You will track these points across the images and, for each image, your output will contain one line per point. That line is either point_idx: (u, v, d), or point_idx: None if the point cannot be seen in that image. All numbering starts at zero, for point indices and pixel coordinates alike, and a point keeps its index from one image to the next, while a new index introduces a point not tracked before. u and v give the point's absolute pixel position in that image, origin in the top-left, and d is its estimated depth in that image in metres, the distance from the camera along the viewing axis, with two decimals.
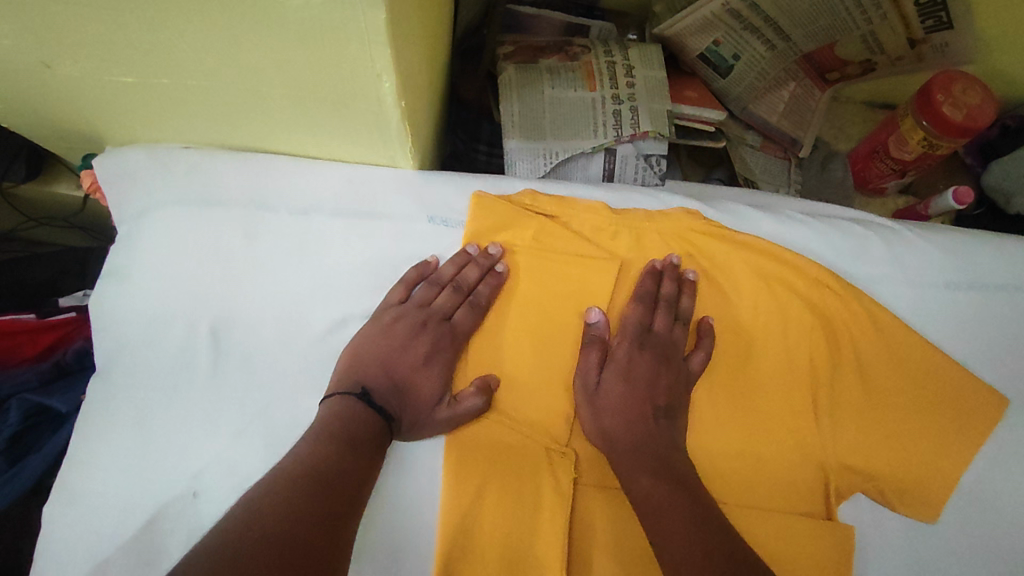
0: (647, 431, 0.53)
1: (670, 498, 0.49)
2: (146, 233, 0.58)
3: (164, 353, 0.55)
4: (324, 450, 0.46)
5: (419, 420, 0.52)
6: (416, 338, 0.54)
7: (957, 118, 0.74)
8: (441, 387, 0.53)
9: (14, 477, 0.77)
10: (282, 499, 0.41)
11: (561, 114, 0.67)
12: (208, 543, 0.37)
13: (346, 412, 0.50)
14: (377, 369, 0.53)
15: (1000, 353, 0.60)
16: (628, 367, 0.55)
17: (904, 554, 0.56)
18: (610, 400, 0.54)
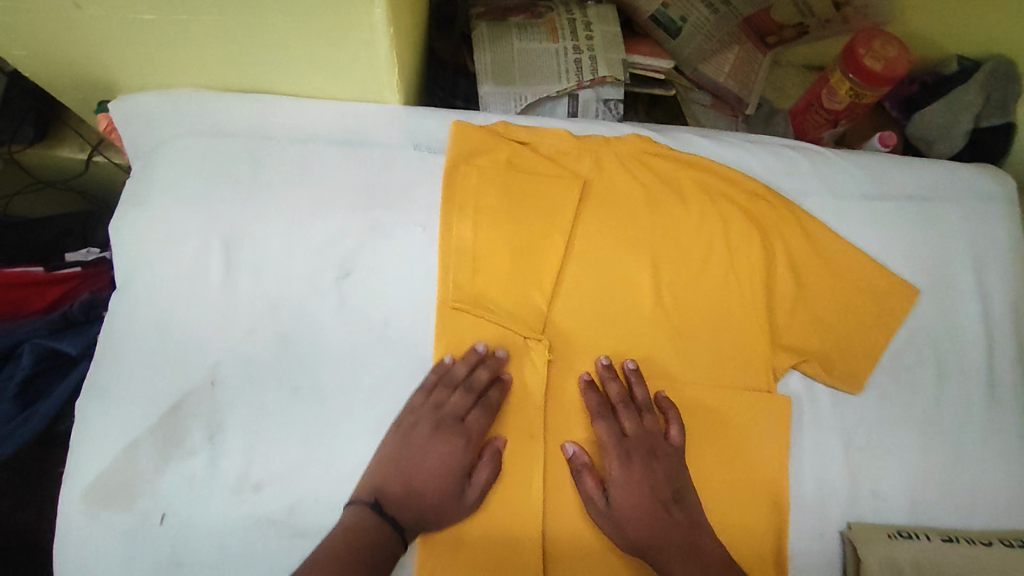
0: (672, 542, 0.58)
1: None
2: (161, 162, 0.64)
3: (179, 266, 0.62)
4: (338, 571, 0.51)
5: (446, 513, 0.57)
6: (433, 442, 0.59)
7: (876, 68, 0.85)
8: (456, 479, 0.58)
9: (28, 419, 0.83)
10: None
11: (529, 63, 0.75)
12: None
13: (361, 528, 0.54)
14: (396, 473, 0.58)
15: (908, 252, 0.71)
16: (627, 472, 0.60)
17: (829, 418, 0.67)
18: (627, 523, 0.59)
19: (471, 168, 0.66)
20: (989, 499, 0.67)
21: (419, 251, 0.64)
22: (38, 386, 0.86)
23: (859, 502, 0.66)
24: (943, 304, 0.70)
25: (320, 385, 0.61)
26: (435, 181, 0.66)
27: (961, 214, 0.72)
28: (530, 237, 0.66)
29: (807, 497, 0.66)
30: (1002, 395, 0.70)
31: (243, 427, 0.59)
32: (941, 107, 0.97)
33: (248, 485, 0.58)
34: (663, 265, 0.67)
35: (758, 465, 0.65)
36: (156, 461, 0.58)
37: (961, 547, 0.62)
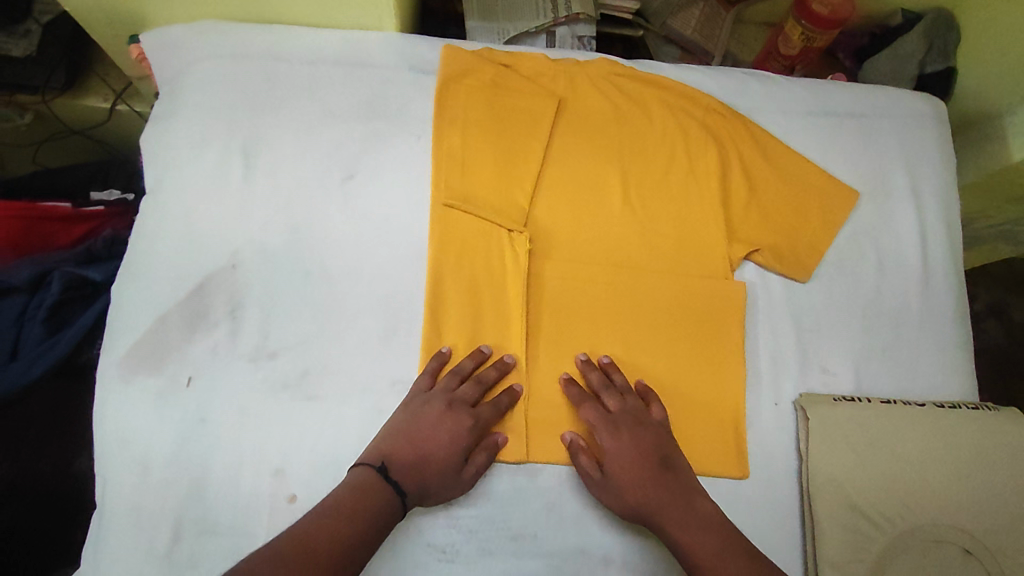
0: (670, 506, 0.62)
1: (700, 546, 0.59)
2: (185, 83, 0.73)
3: (202, 169, 0.70)
4: (348, 527, 0.55)
5: (444, 487, 0.62)
6: (444, 417, 0.63)
7: (824, 12, 0.95)
8: (459, 456, 0.63)
9: (56, 343, 0.87)
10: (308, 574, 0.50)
11: (510, 2, 0.85)
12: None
13: (369, 493, 0.57)
14: (406, 446, 0.62)
15: (848, 160, 0.80)
16: (615, 445, 0.65)
17: (780, 302, 0.75)
18: (622, 492, 0.63)
19: (459, 86, 0.74)
20: (921, 372, 0.75)
21: (414, 157, 0.73)
22: (62, 313, 0.90)
23: (808, 377, 0.74)
24: (881, 206, 0.79)
25: (326, 271, 0.69)
26: (428, 98, 0.75)
27: (895, 129, 0.82)
28: (512, 145, 0.74)
29: (762, 372, 0.73)
30: (939, 286, 0.78)
31: (260, 306, 0.68)
32: (889, 56, 1.07)
33: (265, 353, 0.67)
34: (631, 170, 0.75)
35: (718, 343, 0.72)
36: (184, 331, 0.66)
37: (893, 406, 0.72)
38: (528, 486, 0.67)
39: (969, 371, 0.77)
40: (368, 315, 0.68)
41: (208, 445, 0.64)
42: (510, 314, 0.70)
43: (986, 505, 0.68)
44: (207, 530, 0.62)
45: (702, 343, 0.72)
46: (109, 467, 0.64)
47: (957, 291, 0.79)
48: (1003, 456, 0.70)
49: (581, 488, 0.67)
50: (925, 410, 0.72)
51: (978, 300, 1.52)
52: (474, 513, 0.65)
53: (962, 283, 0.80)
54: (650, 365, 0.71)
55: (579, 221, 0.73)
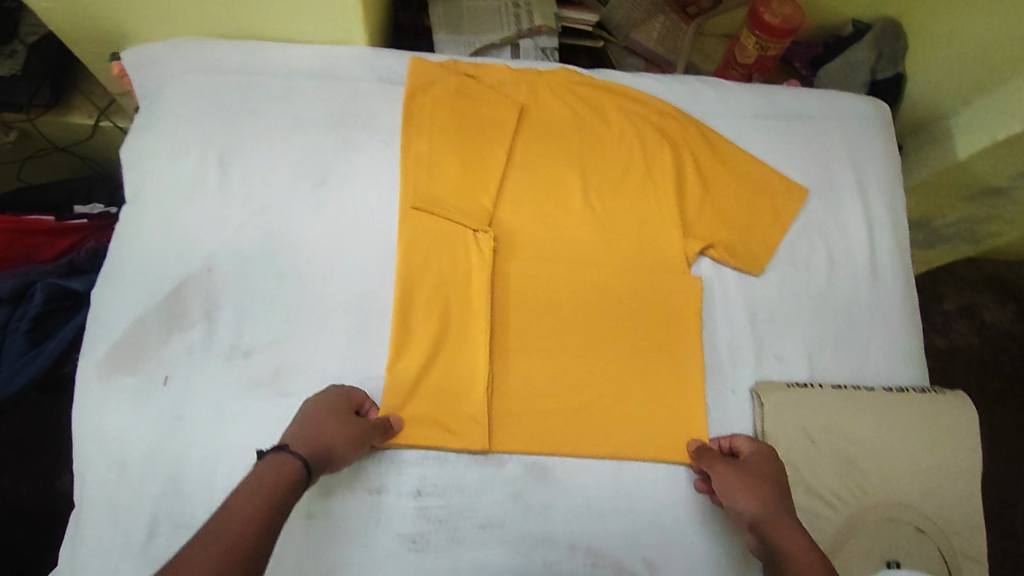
0: (789, 517, 0.59)
1: (806, 551, 0.55)
2: (165, 96, 0.76)
3: (179, 175, 0.73)
4: (258, 501, 0.50)
5: (340, 446, 0.60)
6: (315, 398, 0.64)
7: (775, 23, 0.99)
8: (345, 418, 0.62)
9: (40, 353, 0.88)
10: (232, 551, 0.45)
11: (475, 17, 0.89)
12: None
13: (262, 470, 0.53)
14: (292, 432, 0.59)
15: (796, 159, 0.84)
16: (772, 456, 0.67)
17: (738, 294, 0.78)
18: (747, 486, 0.62)
19: (425, 96, 0.79)
20: (873, 361, 0.78)
21: (384, 162, 0.77)
22: (46, 324, 0.91)
23: (765, 366, 0.76)
24: (829, 203, 0.83)
25: (299, 271, 0.71)
26: (396, 107, 0.79)
27: (839, 130, 0.87)
28: (476, 151, 0.77)
29: (720, 362, 0.76)
30: (886, 278, 0.82)
31: (235, 306, 0.69)
32: (841, 64, 1.12)
33: (239, 352, 0.68)
34: (592, 172, 0.79)
35: (677, 334, 0.75)
36: (161, 332, 0.67)
37: (844, 392, 0.74)
38: (495, 475, 0.68)
39: (920, 359, 0.80)
40: (339, 313, 0.71)
41: (184, 443, 0.65)
42: (474, 309, 0.72)
43: (936, 482, 0.71)
44: (183, 524, 0.63)
45: (661, 334, 0.75)
46: (88, 465, 0.64)
47: (904, 283, 0.83)
48: (951, 435, 0.73)
49: (548, 477, 0.68)
50: (875, 394, 0.74)
51: (949, 300, 1.56)
52: (442, 503, 0.66)
53: (909, 275, 0.84)
54: (612, 354, 0.73)
55: (541, 220, 0.77)
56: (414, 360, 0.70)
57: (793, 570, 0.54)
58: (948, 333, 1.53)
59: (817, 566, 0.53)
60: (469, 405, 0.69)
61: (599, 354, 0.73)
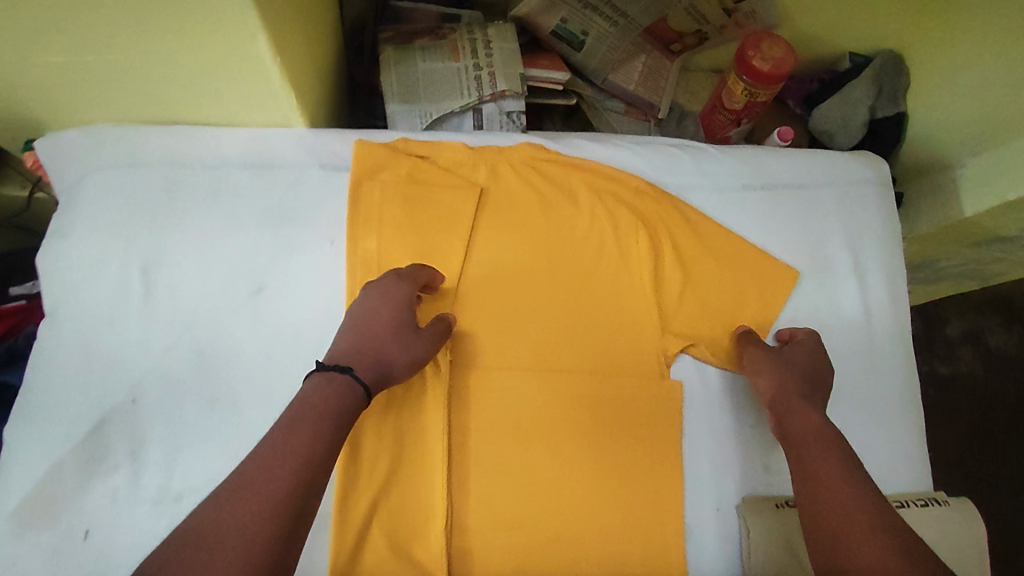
0: (806, 400, 0.65)
1: (817, 430, 0.61)
2: (86, 193, 0.68)
3: (99, 291, 0.66)
4: (317, 426, 0.51)
5: (392, 361, 0.59)
6: (379, 302, 0.62)
7: (765, 69, 0.91)
8: (402, 332, 0.61)
9: None
10: (292, 467, 0.48)
11: (431, 83, 0.81)
12: (233, 514, 0.45)
13: (318, 379, 0.55)
14: (353, 341, 0.60)
15: (788, 238, 0.77)
16: (812, 351, 0.70)
17: (723, 396, 0.72)
18: (774, 372, 0.67)
19: (375, 184, 0.70)
20: (870, 463, 0.72)
21: (328, 265, 0.69)
22: None
23: (751, 477, 0.70)
24: (822, 286, 0.76)
25: (235, 397, 0.65)
26: (340, 198, 0.71)
27: (834, 200, 0.79)
28: (431, 246, 0.70)
29: (704, 475, 0.69)
30: (884, 368, 0.75)
31: (166, 442, 0.63)
32: (838, 102, 1.02)
33: (169, 495, 0.61)
34: (561, 264, 0.72)
35: (653, 445, 0.68)
36: (80, 479, 0.61)
37: None
38: None
39: (921, 458, 0.74)
40: None
41: None
42: (429, 432, 0.65)
43: None
44: None
45: (637, 445, 0.68)
46: None
47: (904, 372, 0.76)
48: (953, 553, 0.67)
49: None
50: None
51: (951, 325, 1.43)
52: None
53: (910, 362, 0.77)
54: (584, 471, 0.67)
55: (503, 322, 0.70)
56: (364, 499, 0.63)
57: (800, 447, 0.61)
58: (951, 360, 1.41)
59: (825, 443, 0.60)
60: (424, 544, 0.63)
61: (571, 473, 0.66)
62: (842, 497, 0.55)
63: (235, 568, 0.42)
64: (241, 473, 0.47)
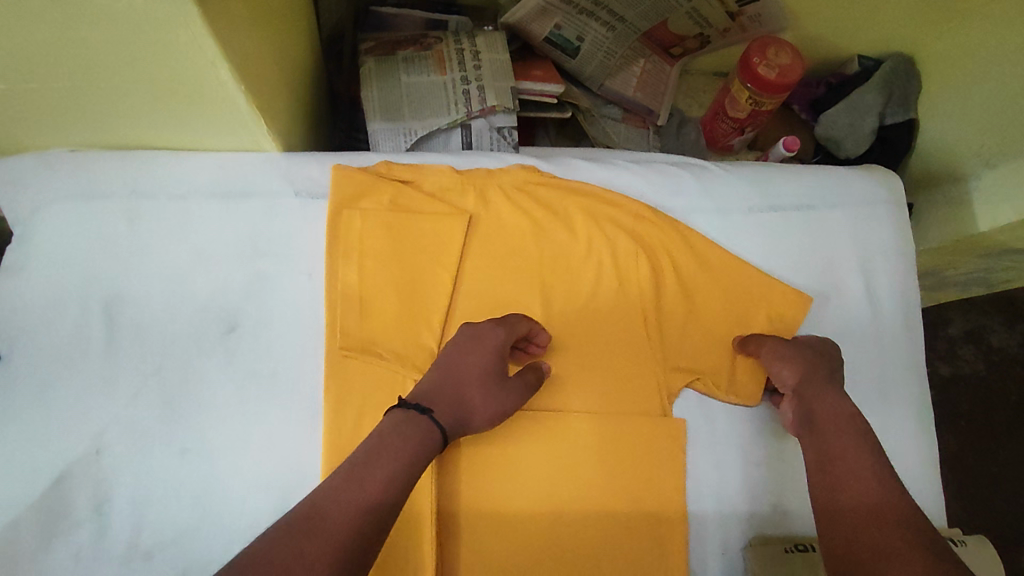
0: (829, 385, 0.63)
1: (836, 416, 0.60)
2: (42, 226, 0.63)
3: (59, 334, 0.61)
4: (391, 465, 0.49)
5: (470, 414, 0.57)
6: (478, 351, 0.59)
7: (771, 77, 0.86)
8: (489, 386, 0.58)
9: None
10: (366, 504, 0.46)
11: (417, 98, 0.77)
12: (303, 547, 0.42)
13: (405, 419, 0.52)
14: (441, 384, 0.57)
15: (798, 262, 0.73)
16: (820, 341, 0.67)
17: (730, 433, 0.67)
18: (793, 354, 0.64)
19: (356, 213, 0.65)
20: None
21: (306, 301, 0.64)
22: None
23: (760, 520, 0.66)
24: (834, 313, 0.72)
25: (207, 446, 0.60)
26: (318, 228, 0.66)
27: (845, 221, 0.75)
28: (418, 278, 0.65)
29: (708, 519, 0.65)
30: (898, 399, 0.71)
31: (132, 498, 0.58)
32: (846, 107, 0.97)
33: (138, 553, 0.57)
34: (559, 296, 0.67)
35: (656, 489, 0.64)
36: (39, 540, 0.56)
37: None
38: None
39: (936, 493, 0.70)
40: (258, 496, 0.59)
41: None
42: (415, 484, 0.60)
43: None
44: None
45: (638, 490, 0.64)
46: None
47: (918, 402, 0.72)
48: None
49: None
50: None
51: (954, 324, 1.32)
52: None
53: (924, 392, 0.73)
54: (582, 519, 0.62)
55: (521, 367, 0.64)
56: None
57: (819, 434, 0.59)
58: (953, 360, 1.30)
59: (843, 431, 0.58)
60: None
61: (568, 521, 0.62)
62: (860, 491, 0.54)
63: None
64: (314, 500, 0.45)
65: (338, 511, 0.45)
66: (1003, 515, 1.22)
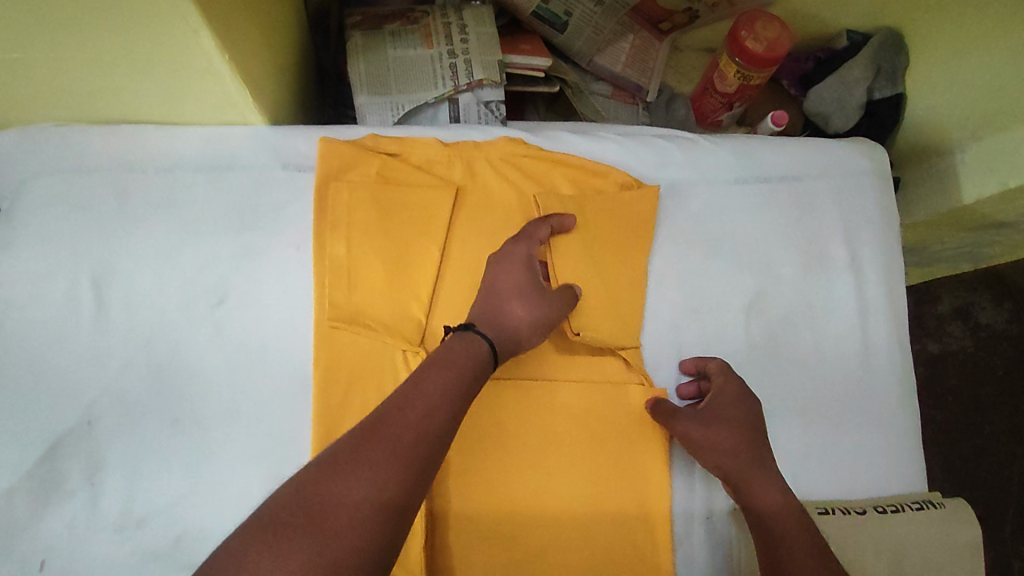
0: (765, 473, 0.61)
1: (780, 511, 0.59)
2: (25, 200, 0.63)
3: (48, 307, 0.61)
4: (450, 378, 0.50)
5: (517, 329, 0.58)
6: (506, 271, 0.61)
7: (759, 50, 0.86)
8: (525, 298, 0.59)
9: None
10: (430, 415, 0.47)
11: (404, 72, 0.77)
12: (371, 450, 0.44)
13: (457, 340, 0.55)
14: (482, 305, 0.59)
15: (784, 232, 0.73)
16: (735, 387, 0.64)
17: None
18: (722, 445, 0.62)
19: (342, 185, 0.66)
20: (866, 464, 0.70)
21: (294, 273, 0.64)
22: None
23: None
24: (818, 284, 0.73)
25: (198, 415, 0.60)
26: (306, 200, 0.66)
27: (831, 192, 0.75)
28: (405, 250, 0.66)
29: (693, 484, 0.66)
30: (881, 367, 0.73)
31: (124, 468, 0.59)
32: (834, 83, 0.97)
33: (132, 520, 0.58)
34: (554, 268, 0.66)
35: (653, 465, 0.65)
36: (33, 507, 0.57)
37: (835, 518, 0.65)
38: None
39: (916, 458, 0.71)
40: (248, 464, 0.60)
41: None
42: None
43: None
44: None
45: (631, 466, 0.65)
46: None
47: (900, 370, 0.73)
48: (947, 560, 0.64)
49: None
50: (866, 519, 0.65)
51: (942, 302, 1.33)
52: None
53: (906, 361, 0.74)
54: (573, 491, 0.63)
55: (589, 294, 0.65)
56: None
57: (771, 533, 0.58)
58: (941, 337, 1.32)
59: (793, 525, 0.59)
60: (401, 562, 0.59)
61: (561, 492, 0.63)
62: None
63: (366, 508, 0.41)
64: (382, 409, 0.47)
65: (404, 421, 0.46)
66: (987, 486, 1.25)
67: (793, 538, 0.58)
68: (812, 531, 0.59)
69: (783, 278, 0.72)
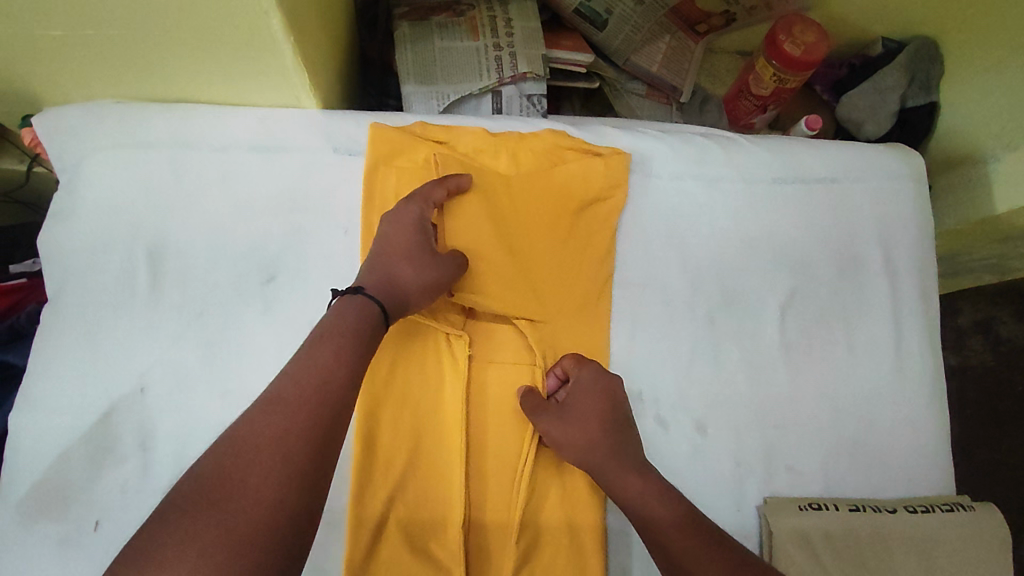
0: (625, 461, 0.60)
1: (642, 497, 0.58)
2: (86, 174, 0.65)
3: (104, 278, 0.63)
4: (345, 341, 0.53)
5: (405, 292, 0.59)
6: (396, 235, 0.61)
7: (796, 54, 0.87)
8: (409, 261, 0.60)
9: None
10: (325, 381, 0.50)
11: (450, 63, 0.79)
12: (269, 421, 0.46)
13: (338, 305, 0.56)
14: (371, 269, 0.59)
15: (819, 233, 0.74)
16: (591, 380, 0.62)
17: (747, 399, 0.69)
18: (576, 441, 0.60)
19: (390, 171, 0.68)
20: (895, 465, 0.71)
21: (341, 253, 0.66)
22: None
23: (775, 478, 0.68)
24: (852, 285, 0.74)
25: (245, 388, 0.62)
26: (357, 183, 0.68)
27: (866, 195, 0.76)
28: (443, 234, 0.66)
29: (726, 478, 0.67)
30: (912, 370, 0.73)
31: (173, 436, 0.60)
32: (867, 90, 0.98)
33: None
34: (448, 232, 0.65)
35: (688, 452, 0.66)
36: (87, 470, 0.58)
37: (864, 516, 0.65)
38: None
39: (945, 461, 0.72)
40: None
41: None
42: (447, 427, 0.62)
43: None
44: None
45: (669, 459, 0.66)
46: None
47: (930, 374, 0.74)
48: (976, 561, 0.64)
49: None
50: (895, 519, 0.65)
51: (963, 314, 1.34)
52: None
53: (938, 364, 0.75)
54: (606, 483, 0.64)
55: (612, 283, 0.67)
56: (380, 495, 0.60)
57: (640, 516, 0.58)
58: (960, 350, 1.32)
59: (655, 510, 0.57)
60: (439, 537, 0.60)
61: (586, 487, 0.63)
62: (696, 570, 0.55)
63: (272, 477, 0.44)
64: (279, 382, 0.49)
65: (298, 389, 0.49)
66: (1003, 502, 1.25)
67: (659, 523, 0.57)
68: (685, 511, 0.57)
69: (818, 277, 0.73)
